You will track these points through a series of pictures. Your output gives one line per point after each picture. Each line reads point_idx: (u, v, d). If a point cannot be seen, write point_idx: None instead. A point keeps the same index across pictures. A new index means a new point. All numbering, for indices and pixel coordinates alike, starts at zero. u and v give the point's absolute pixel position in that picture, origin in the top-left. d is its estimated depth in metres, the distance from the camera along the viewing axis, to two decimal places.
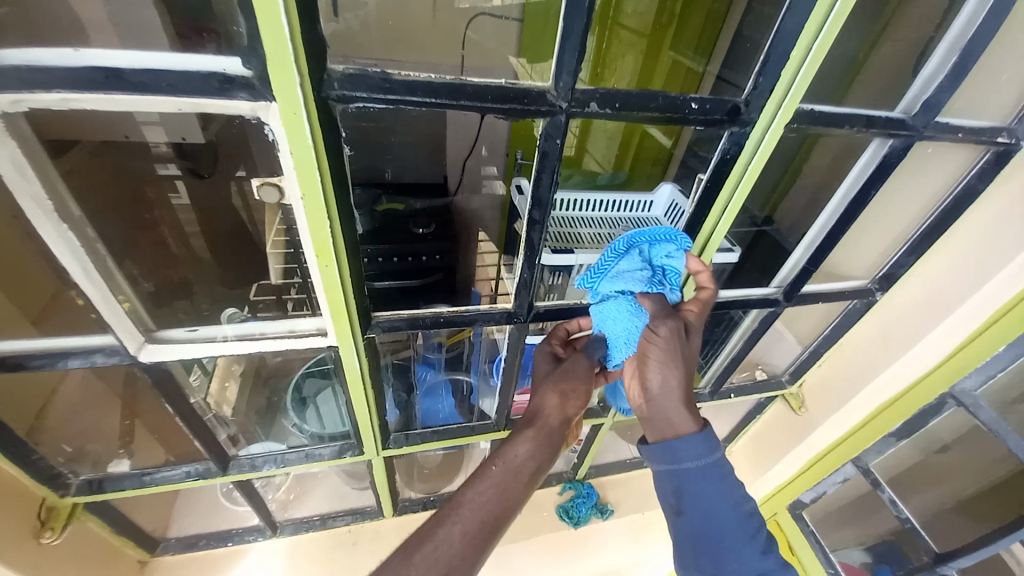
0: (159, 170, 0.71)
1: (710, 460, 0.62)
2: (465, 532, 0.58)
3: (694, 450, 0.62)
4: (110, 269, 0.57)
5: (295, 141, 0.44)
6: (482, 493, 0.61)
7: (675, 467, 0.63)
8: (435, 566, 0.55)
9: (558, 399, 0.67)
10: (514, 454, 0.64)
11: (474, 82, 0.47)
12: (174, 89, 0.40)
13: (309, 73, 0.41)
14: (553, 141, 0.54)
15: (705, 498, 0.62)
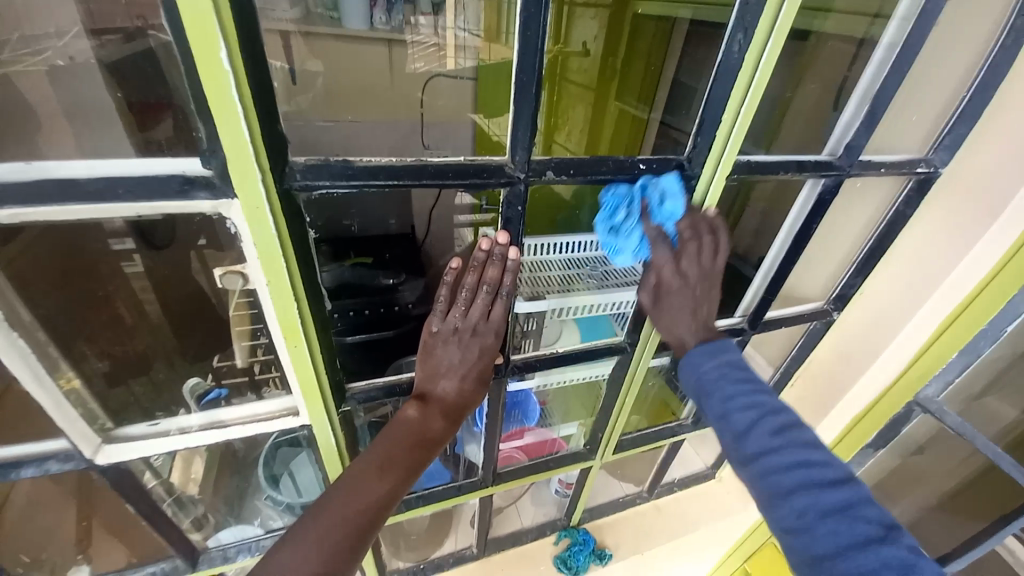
0: (114, 247, 0.55)
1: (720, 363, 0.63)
2: (438, 412, 0.67)
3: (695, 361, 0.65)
4: (65, 370, 0.54)
5: (259, 232, 0.44)
6: (447, 384, 0.67)
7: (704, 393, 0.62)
8: (414, 446, 0.64)
9: (496, 272, 0.61)
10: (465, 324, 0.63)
11: (434, 162, 0.49)
12: (131, 195, 0.40)
13: (270, 169, 0.42)
14: (515, 208, 0.56)
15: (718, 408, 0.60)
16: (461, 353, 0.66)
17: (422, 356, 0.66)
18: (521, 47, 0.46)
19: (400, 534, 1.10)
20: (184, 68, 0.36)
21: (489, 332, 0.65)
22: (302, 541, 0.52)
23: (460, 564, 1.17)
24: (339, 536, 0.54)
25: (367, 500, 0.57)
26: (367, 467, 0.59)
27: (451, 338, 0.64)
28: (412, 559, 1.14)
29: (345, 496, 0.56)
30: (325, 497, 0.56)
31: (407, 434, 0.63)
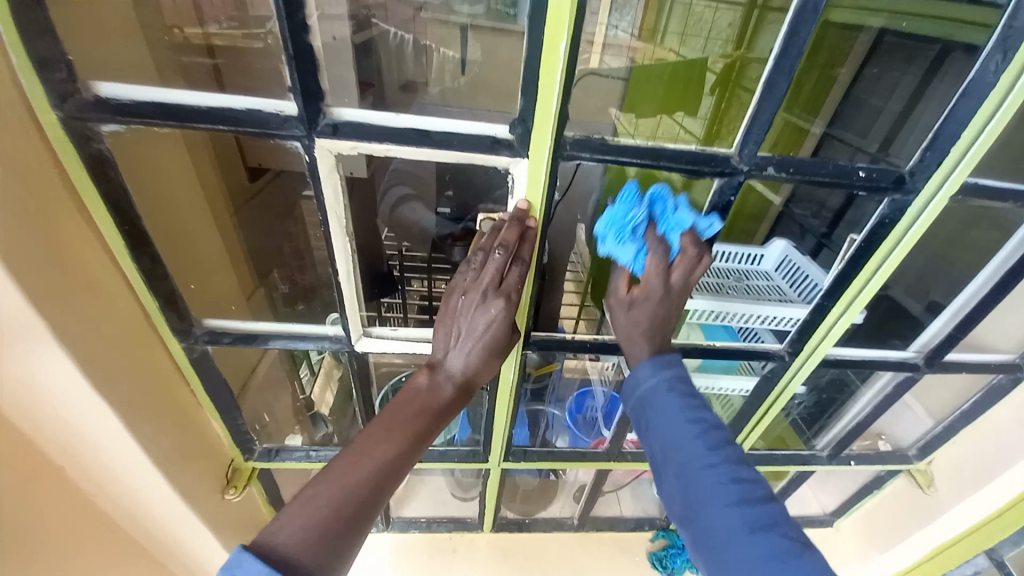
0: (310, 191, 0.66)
1: (664, 381, 0.62)
2: (450, 379, 0.65)
3: (639, 375, 0.64)
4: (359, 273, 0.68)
5: (532, 188, 0.56)
6: (464, 353, 0.65)
7: (640, 397, 0.63)
8: (422, 412, 0.63)
9: (511, 234, 0.58)
10: (488, 292, 0.59)
11: (671, 147, 0.57)
12: (461, 146, 0.52)
13: (556, 138, 0.53)
14: (727, 197, 0.62)
15: (666, 439, 0.59)
16: (475, 324, 0.62)
17: (439, 326, 0.65)
18: (781, 53, 0.52)
19: (514, 487, 1.21)
20: (528, 56, 0.47)
21: (498, 301, 0.59)
22: (317, 504, 0.52)
23: (560, 529, 1.26)
24: (348, 509, 0.53)
25: (368, 468, 0.56)
26: (377, 431, 0.59)
27: (463, 305, 0.61)
28: (518, 512, 1.24)
29: (356, 462, 0.56)
30: (335, 459, 0.56)
31: (414, 405, 0.63)
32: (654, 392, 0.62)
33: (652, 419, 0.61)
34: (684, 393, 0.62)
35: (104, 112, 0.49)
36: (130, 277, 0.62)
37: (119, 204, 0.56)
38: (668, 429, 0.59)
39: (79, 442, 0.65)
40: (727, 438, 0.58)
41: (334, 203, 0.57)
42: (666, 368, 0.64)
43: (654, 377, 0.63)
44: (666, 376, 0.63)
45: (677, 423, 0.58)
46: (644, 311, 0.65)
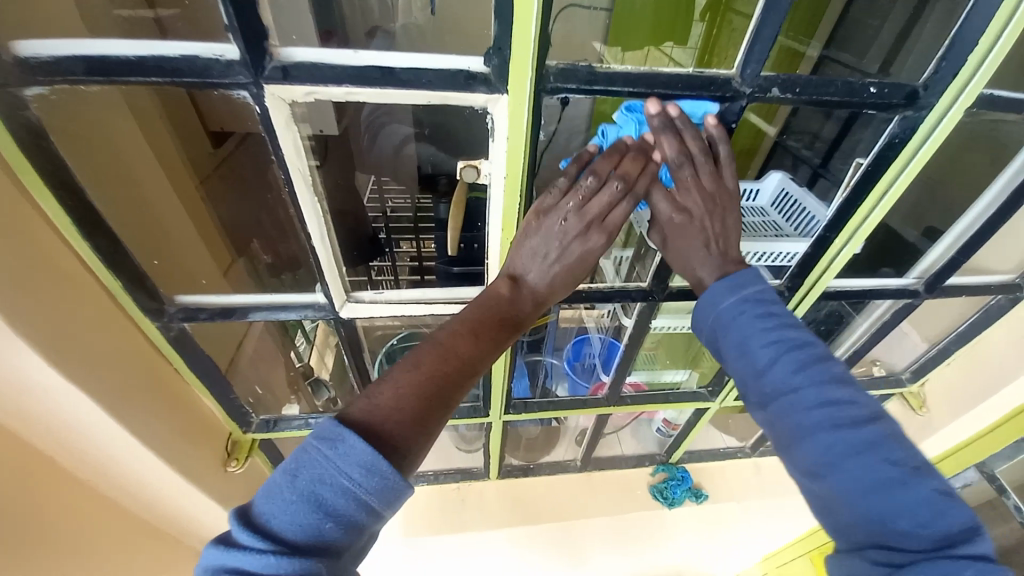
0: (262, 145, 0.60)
1: (739, 297, 0.54)
2: (537, 295, 0.58)
3: (712, 296, 0.56)
4: (334, 235, 0.63)
5: (514, 129, 0.50)
6: (551, 274, 0.57)
7: (717, 307, 0.55)
8: (510, 321, 0.56)
9: (614, 158, 0.53)
10: (589, 206, 0.53)
11: (666, 72, 0.51)
12: (431, 85, 0.46)
13: (538, 69, 0.47)
14: (727, 125, 0.57)
15: (784, 410, 0.48)
16: (562, 252, 0.56)
17: (523, 232, 0.57)
18: None
19: (517, 436, 1.23)
20: None
21: (600, 236, 0.55)
22: (397, 380, 0.49)
23: (564, 471, 1.30)
24: (427, 394, 0.49)
25: (457, 360, 0.52)
26: (462, 329, 0.54)
27: (559, 229, 0.55)
28: (523, 459, 1.29)
29: (430, 358, 0.51)
30: (418, 350, 0.52)
31: (496, 305, 0.56)
32: (722, 312, 0.55)
33: (728, 334, 0.54)
34: (758, 301, 0.54)
35: (26, 73, 0.44)
36: (85, 256, 0.57)
37: (58, 175, 0.51)
38: (743, 343, 0.52)
39: (64, 432, 0.62)
40: (828, 365, 0.49)
41: (295, 158, 0.51)
42: (746, 286, 0.54)
43: (731, 296, 0.55)
44: (741, 293, 0.54)
45: (756, 342, 0.51)
46: (682, 240, 0.58)
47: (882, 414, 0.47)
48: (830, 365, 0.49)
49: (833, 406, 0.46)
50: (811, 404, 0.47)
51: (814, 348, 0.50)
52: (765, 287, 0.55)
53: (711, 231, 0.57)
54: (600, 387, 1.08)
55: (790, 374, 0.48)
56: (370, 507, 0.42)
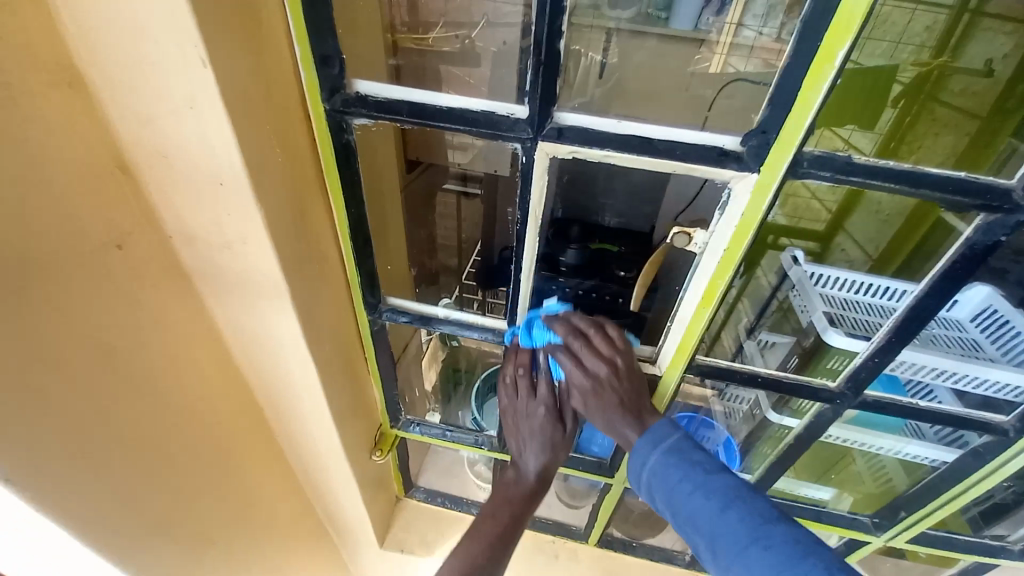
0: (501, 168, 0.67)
1: (659, 453, 0.60)
2: (534, 492, 0.77)
3: (638, 457, 0.61)
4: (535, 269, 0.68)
5: (752, 207, 0.51)
6: (533, 451, 0.76)
7: (658, 451, 0.60)
8: (520, 489, 0.77)
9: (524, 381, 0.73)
10: (506, 380, 0.75)
11: (934, 172, 0.49)
12: (683, 157, 0.50)
13: (798, 154, 0.47)
14: (993, 236, 0.52)
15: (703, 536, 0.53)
16: (527, 450, 0.76)
17: (506, 426, 0.78)
18: None
19: (626, 509, 1.16)
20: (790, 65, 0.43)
21: (542, 407, 0.73)
22: (451, 571, 0.69)
23: (669, 562, 1.19)
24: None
25: (489, 546, 0.72)
26: (489, 506, 0.77)
27: (521, 421, 0.75)
28: (625, 533, 1.20)
29: (479, 546, 0.71)
30: (463, 541, 0.73)
31: (512, 492, 0.77)
32: (653, 471, 0.59)
33: (661, 501, 0.58)
34: (679, 459, 0.58)
35: (362, 107, 0.53)
36: (344, 253, 0.68)
37: (350, 189, 0.61)
38: (677, 505, 0.55)
39: (280, 389, 0.74)
40: (721, 495, 0.53)
41: (537, 202, 0.58)
42: (662, 442, 0.60)
43: (649, 453, 0.60)
44: (662, 448, 0.60)
45: (680, 501, 0.55)
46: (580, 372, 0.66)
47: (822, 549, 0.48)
48: (723, 499, 0.53)
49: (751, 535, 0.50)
50: (738, 535, 0.50)
51: (736, 503, 0.52)
52: (681, 438, 0.60)
53: (622, 394, 0.65)
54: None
55: (713, 512, 0.53)
56: None
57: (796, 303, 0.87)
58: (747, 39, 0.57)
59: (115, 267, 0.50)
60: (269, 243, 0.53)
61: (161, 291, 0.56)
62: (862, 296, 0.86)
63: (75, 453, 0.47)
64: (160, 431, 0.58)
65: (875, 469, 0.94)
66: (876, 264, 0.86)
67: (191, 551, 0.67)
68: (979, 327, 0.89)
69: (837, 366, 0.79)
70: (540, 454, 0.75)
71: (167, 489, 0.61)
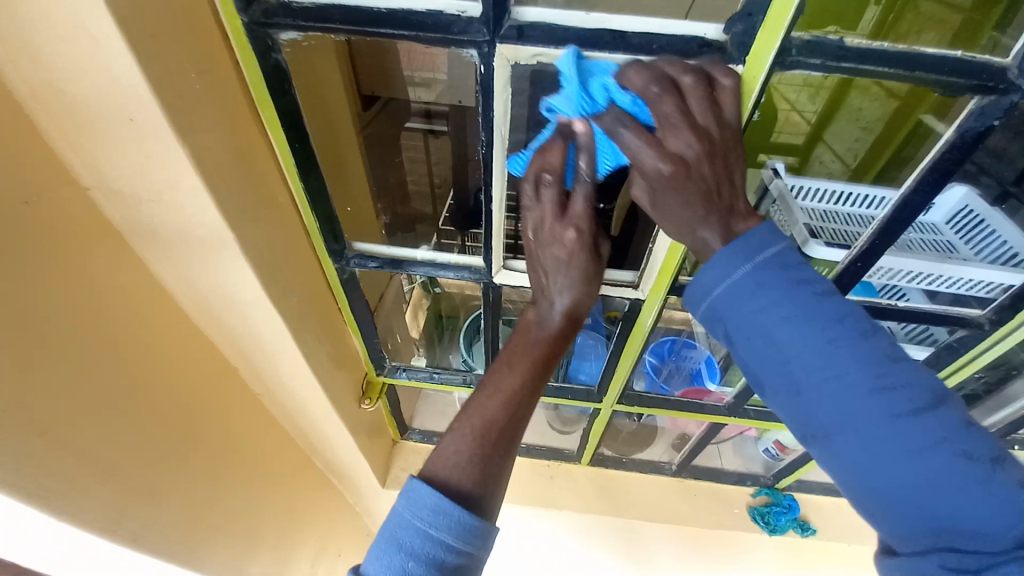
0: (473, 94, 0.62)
1: (752, 268, 0.44)
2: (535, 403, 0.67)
3: (704, 284, 0.46)
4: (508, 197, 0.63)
5: (736, 106, 0.47)
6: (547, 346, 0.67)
7: (734, 276, 0.44)
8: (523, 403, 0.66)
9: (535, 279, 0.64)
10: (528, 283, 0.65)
11: (929, 52, 0.45)
12: (660, 52, 0.44)
13: (786, 39, 0.42)
14: (985, 121, 0.49)
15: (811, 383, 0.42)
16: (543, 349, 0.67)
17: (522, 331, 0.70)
18: None
19: (615, 430, 1.21)
20: None
21: (558, 309, 0.63)
22: (460, 435, 0.54)
23: (657, 473, 1.26)
24: (490, 442, 0.54)
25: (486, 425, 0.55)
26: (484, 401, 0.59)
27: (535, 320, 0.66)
28: (615, 451, 1.26)
29: (488, 402, 0.56)
30: (462, 408, 0.57)
31: (524, 345, 0.60)
32: (733, 287, 0.44)
33: (730, 326, 0.45)
34: (781, 275, 0.44)
35: (287, 17, 0.45)
36: (296, 196, 0.62)
37: (291, 121, 0.54)
38: (760, 340, 0.44)
39: (252, 347, 0.71)
40: (838, 308, 0.42)
41: (501, 120, 0.52)
42: (755, 254, 0.44)
43: (723, 279, 0.44)
44: (754, 261, 0.44)
45: (762, 326, 0.43)
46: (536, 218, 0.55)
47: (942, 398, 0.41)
48: (842, 312, 0.42)
49: (871, 371, 0.40)
50: (826, 407, 0.42)
51: (849, 311, 0.43)
52: (786, 248, 0.45)
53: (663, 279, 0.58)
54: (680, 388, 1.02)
55: (832, 345, 0.41)
56: (449, 543, 0.47)
57: (777, 218, 0.82)
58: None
59: (30, 226, 0.44)
60: (205, 188, 0.47)
61: (94, 254, 0.50)
62: (840, 206, 0.82)
63: (32, 432, 0.44)
64: (129, 403, 0.56)
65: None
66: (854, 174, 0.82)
67: (188, 512, 0.67)
68: (954, 229, 0.88)
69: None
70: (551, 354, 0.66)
71: (148, 456, 0.59)
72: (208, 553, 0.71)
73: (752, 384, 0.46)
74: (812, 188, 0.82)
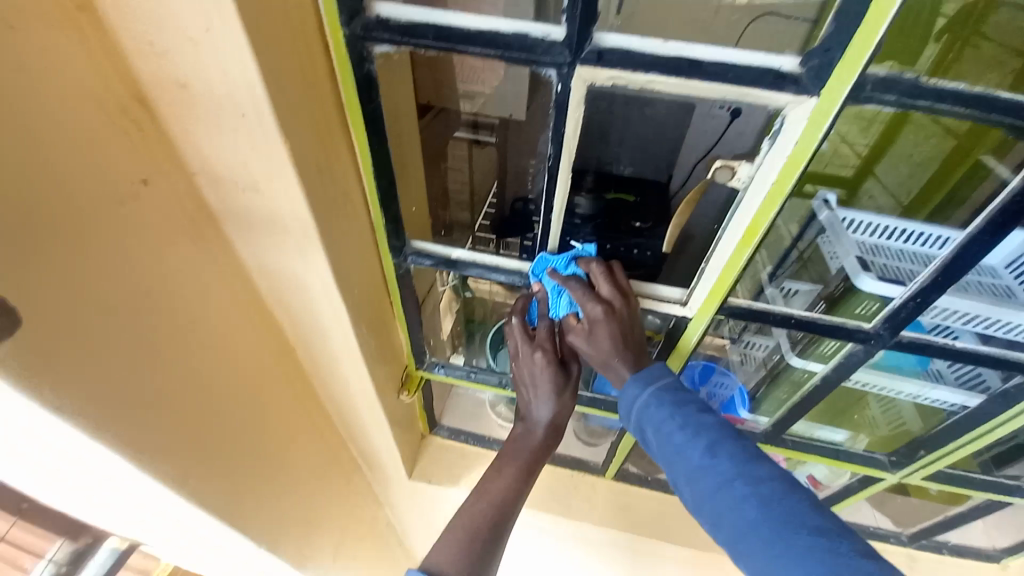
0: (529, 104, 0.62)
1: (653, 391, 0.64)
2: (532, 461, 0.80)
3: (629, 394, 0.65)
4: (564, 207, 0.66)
5: (805, 136, 0.48)
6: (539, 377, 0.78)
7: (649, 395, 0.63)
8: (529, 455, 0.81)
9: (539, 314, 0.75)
10: (525, 358, 0.78)
11: (1007, 95, 0.45)
12: (735, 80, 0.46)
13: (862, 75, 0.43)
14: None
15: (686, 463, 0.57)
16: (538, 395, 0.79)
17: (517, 374, 0.81)
18: None
19: (641, 448, 1.20)
20: None
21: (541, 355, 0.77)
22: (455, 535, 0.69)
23: (681, 495, 1.25)
24: (483, 533, 0.70)
25: (483, 510, 0.72)
26: (491, 468, 0.78)
27: (528, 362, 0.78)
28: (639, 469, 1.25)
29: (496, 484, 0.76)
30: (466, 499, 0.74)
31: (517, 452, 0.79)
32: (645, 406, 0.63)
33: (650, 435, 0.62)
34: (675, 395, 0.62)
35: (385, 33, 0.49)
36: (368, 195, 0.66)
37: (374, 126, 0.58)
38: (664, 439, 0.60)
39: (312, 332, 0.75)
40: (711, 423, 0.59)
41: (571, 135, 0.56)
42: (651, 380, 0.64)
43: (638, 392, 0.64)
44: (653, 386, 0.64)
45: (669, 441, 0.59)
46: (604, 330, 0.67)
47: (797, 486, 0.52)
48: (715, 424, 0.59)
49: (736, 470, 0.54)
50: (697, 464, 0.56)
51: (710, 421, 0.59)
52: (672, 379, 0.64)
53: (627, 324, 0.68)
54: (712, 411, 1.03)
55: (699, 448, 0.56)
56: None
57: (827, 251, 0.83)
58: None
59: (148, 207, 0.49)
60: (296, 184, 0.52)
61: (191, 234, 0.55)
62: (887, 240, 0.81)
63: (129, 393, 0.49)
64: (202, 373, 0.61)
65: (891, 417, 0.97)
66: (907, 210, 0.78)
67: (242, 481, 0.72)
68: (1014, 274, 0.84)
69: (865, 311, 0.75)
70: (545, 393, 0.78)
71: (214, 425, 0.64)
72: (252, 523, 0.76)
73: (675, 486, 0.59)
74: (864, 222, 0.82)
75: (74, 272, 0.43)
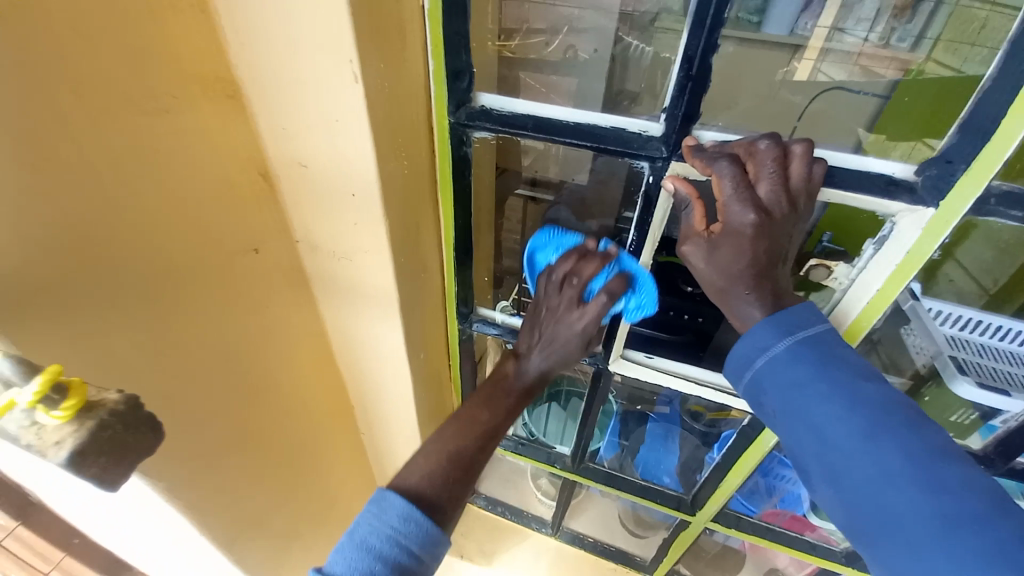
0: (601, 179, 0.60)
1: (792, 342, 0.45)
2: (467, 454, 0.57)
3: (743, 352, 0.47)
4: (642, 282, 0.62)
5: (920, 244, 0.46)
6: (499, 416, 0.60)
7: (791, 338, 0.45)
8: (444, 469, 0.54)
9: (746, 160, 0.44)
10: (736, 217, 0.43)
11: None
12: (841, 184, 0.45)
13: (988, 189, 0.41)
14: None
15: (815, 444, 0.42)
16: (715, 261, 0.45)
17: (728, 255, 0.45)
18: None
19: (697, 549, 1.09)
20: (995, 89, 0.37)
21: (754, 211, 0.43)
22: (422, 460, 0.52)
23: None
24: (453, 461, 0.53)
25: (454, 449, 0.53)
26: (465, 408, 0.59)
27: (723, 238, 0.44)
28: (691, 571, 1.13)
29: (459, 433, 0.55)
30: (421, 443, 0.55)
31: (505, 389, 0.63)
32: (774, 361, 0.45)
33: (773, 401, 0.45)
34: (824, 353, 0.44)
35: (487, 122, 0.53)
36: (445, 262, 0.68)
37: (461, 201, 0.61)
38: (792, 409, 0.44)
39: (372, 392, 0.76)
40: (879, 396, 0.41)
41: (656, 225, 0.56)
42: (798, 328, 0.45)
43: (763, 354, 0.45)
44: (795, 336, 0.45)
45: (806, 404, 0.43)
46: (733, 250, 0.44)
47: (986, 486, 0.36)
48: (884, 399, 0.41)
49: (886, 465, 0.38)
50: (854, 467, 0.40)
51: (897, 407, 0.40)
52: (827, 328, 0.45)
53: (781, 242, 0.44)
54: (773, 516, 0.88)
55: (844, 425, 0.41)
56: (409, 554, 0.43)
57: (908, 342, 0.67)
58: (847, 45, 0.63)
59: (250, 269, 0.52)
60: (386, 255, 0.54)
61: (283, 292, 0.58)
62: (977, 335, 0.65)
63: (199, 450, 0.50)
64: (267, 427, 0.62)
65: None
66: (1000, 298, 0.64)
67: (282, 542, 0.70)
68: None
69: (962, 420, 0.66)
70: (729, 249, 0.44)
71: (267, 481, 0.64)
72: None
73: (801, 473, 0.44)
74: (955, 314, 0.64)
75: (177, 331, 0.45)
